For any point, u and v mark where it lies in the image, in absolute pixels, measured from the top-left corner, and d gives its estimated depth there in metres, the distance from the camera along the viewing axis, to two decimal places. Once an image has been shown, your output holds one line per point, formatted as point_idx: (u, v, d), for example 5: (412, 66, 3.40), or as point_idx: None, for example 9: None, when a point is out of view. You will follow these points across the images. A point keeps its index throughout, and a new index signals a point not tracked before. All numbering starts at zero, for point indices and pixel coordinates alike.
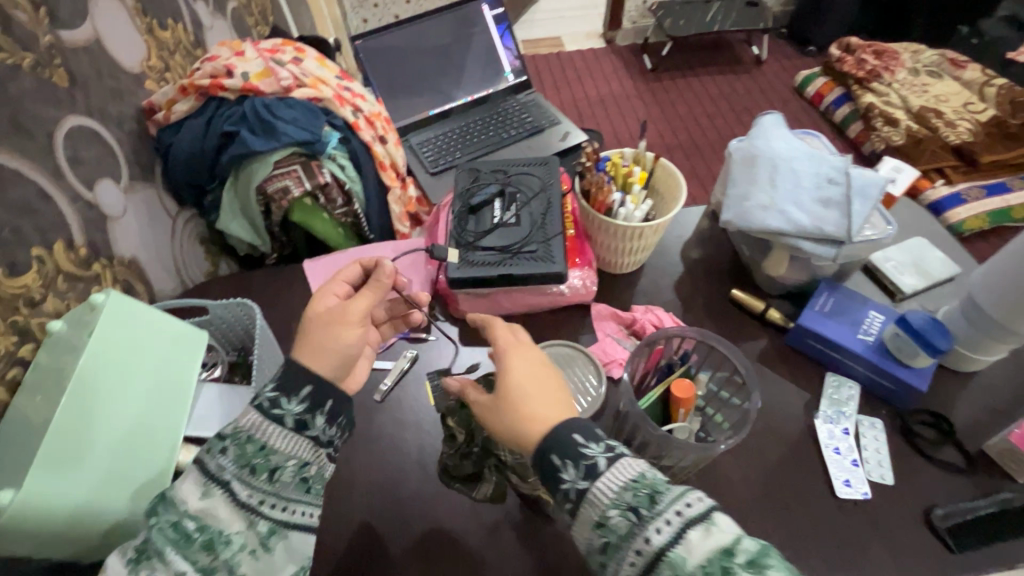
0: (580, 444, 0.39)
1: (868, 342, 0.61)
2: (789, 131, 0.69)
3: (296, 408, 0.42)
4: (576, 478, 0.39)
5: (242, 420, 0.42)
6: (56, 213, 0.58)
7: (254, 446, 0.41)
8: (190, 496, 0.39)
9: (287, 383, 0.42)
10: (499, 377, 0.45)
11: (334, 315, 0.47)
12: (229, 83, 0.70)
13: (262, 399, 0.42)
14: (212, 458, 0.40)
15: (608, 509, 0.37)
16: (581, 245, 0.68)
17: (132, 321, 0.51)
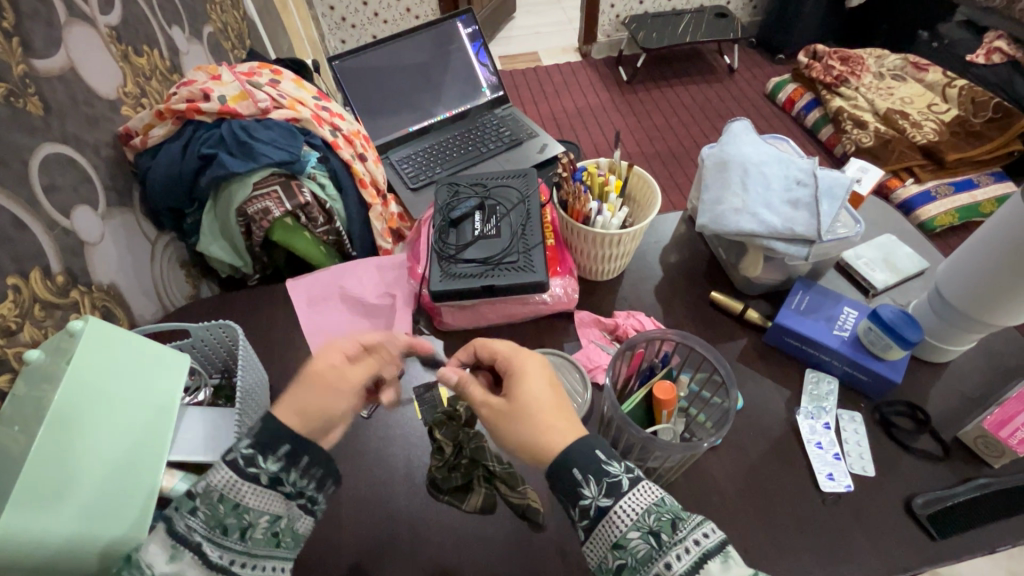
0: (603, 461, 0.40)
1: (844, 338, 0.62)
2: (758, 136, 0.71)
3: (271, 468, 0.41)
4: (598, 497, 0.39)
5: (215, 478, 0.41)
6: (32, 241, 0.58)
7: (228, 505, 0.40)
8: (156, 560, 0.39)
9: (265, 443, 0.41)
10: (518, 383, 0.45)
11: (335, 377, 0.45)
12: (205, 107, 0.70)
13: (237, 455, 0.41)
14: (181, 518, 0.40)
15: (630, 531, 0.38)
16: (562, 254, 0.69)
17: (112, 347, 0.50)
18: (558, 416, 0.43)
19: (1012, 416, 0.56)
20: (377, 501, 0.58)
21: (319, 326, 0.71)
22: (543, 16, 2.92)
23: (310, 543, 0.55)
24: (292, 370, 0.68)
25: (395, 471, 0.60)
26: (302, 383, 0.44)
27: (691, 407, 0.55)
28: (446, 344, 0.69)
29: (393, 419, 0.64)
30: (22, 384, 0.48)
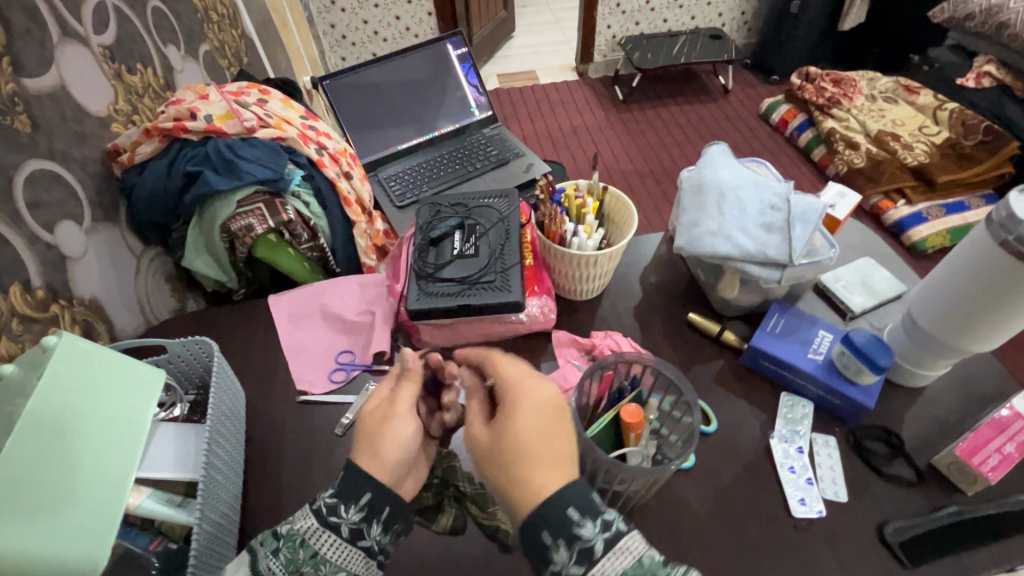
0: (574, 523, 0.39)
1: (818, 361, 0.62)
2: (735, 160, 0.72)
3: (352, 517, 0.45)
4: (569, 561, 0.39)
5: (300, 523, 0.46)
6: (14, 256, 0.59)
7: (307, 552, 0.45)
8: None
9: (346, 493, 0.45)
10: (507, 427, 0.43)
11: (383, 415, 0.48)
12: (191, 125, 0.71)
13: (321, 505, 0.45)
14: (267, 556, 0.45)
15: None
16: (539, 273, 0.70)
17: (86, 364, 0.51)
18: (544, 470, 0.41)
19: (984, 444, 0.56)
20: None
21: (298, 342, 0.72)
22: (542, 36, 2.98)
23: None
24: (269, 385, 0.68)
25: None
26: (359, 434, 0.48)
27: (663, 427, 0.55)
28: None
29: None
30: None
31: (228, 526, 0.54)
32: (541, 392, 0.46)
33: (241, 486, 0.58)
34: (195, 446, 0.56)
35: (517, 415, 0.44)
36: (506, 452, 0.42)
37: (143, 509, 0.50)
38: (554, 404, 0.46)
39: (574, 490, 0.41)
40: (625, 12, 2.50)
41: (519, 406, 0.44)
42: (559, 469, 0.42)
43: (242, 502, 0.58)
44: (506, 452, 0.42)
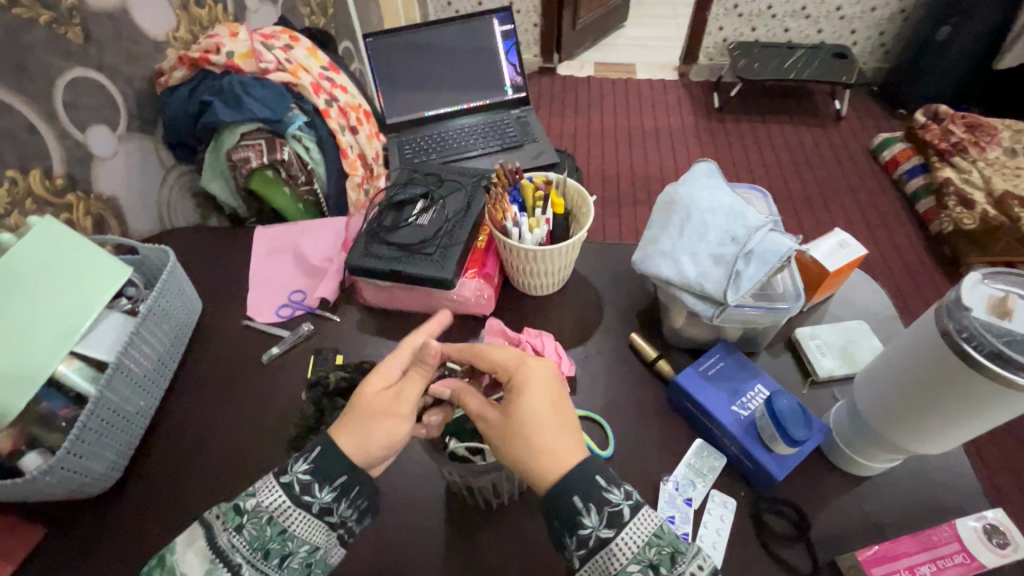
0: (603, 488, 0.42)
1: (740, 416, 0.57)
2: (722, 182, 0.66)
3: (324, 497, 0.45)
4: (598, 525, 0.41)
5: (266, 499, 0.44)
6: (41, 145, 0.69)
7: (274, 529, 0.44)
8: (193, 571, 0.42)
9: (323, 473, 0.45)
10: (522, 406, 0.45)
11: (385, 407, 0.47)
12: (214, 59, 0.78)
13: (293, 482, 0.45)
14: (229, 535, 0.43)
15: (630, 563, 0.40)
16: (486, 257, 0.70)
17: (57, 245, 0.59)
18: (557, 442, 0.44)
19: (896, 557, 0.48)
20: (241, 441, 0.62)
21: (264, 274, 0.77)
22: (653, 29, 2.84)
23: (170, 459, 0.61)
24: (226, 306, 0.75)
25: (266, 417, 0.63)
26: (356, 417, 0.47)
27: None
28: (363, 316, 0.72)
29: (288, 371, 0.67)
30: None
31: (135, 415, 0.60)
32: (542, 365, 0.48)
33: (161, 386, 0.65)
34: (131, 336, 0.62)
35: (529, 384, 0.46)
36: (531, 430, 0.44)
37: (69, 379, 0.56)
38: (557, 377, 0.48)
39: (596, 460, 0.44)
40: (742, 15, 2.32)
41: (532, 382, 0.46)
42: (571, 444, 0.44)
43: (160, 400, 0.65)
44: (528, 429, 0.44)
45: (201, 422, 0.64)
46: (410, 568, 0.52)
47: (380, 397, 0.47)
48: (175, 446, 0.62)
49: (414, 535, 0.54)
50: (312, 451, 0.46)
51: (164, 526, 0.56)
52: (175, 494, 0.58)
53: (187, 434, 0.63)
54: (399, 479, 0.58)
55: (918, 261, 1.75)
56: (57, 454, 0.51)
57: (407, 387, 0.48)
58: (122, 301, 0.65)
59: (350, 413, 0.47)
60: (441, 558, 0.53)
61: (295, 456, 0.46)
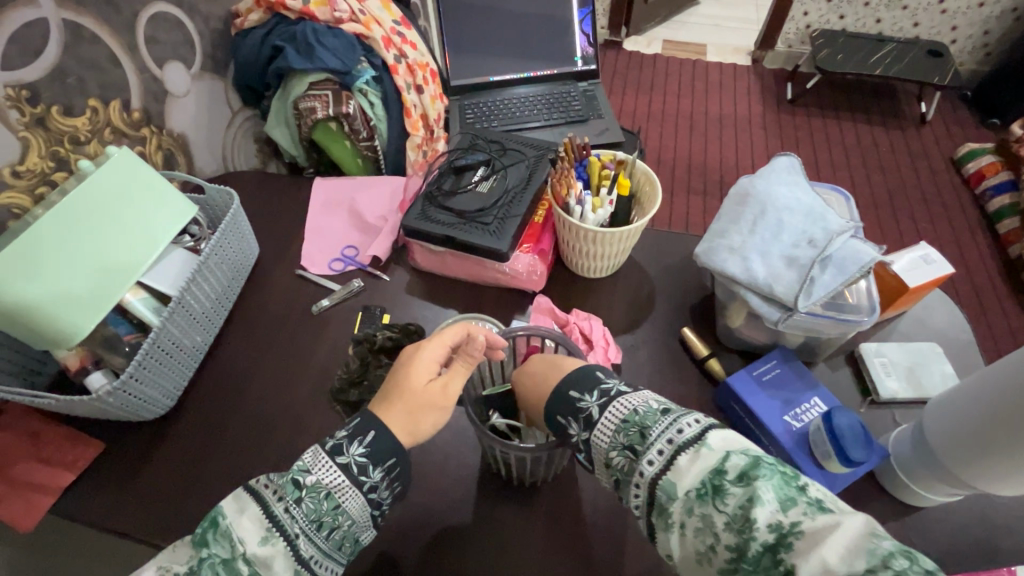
0: (574, 398, 0.44)
1: (791, 427, 0.54)
2: (806, 181, 0.61)
3: (375, 477, 0.44)
4: (579, 431, 0.44)
5: (324, 475, 0.43)
6: (121, 76, 0.70)
7: (331, 504, 0.42)
8: (249, 538, 0.40)
9: (378, 453, 0.44)
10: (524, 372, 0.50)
11: (432, 397, 0.46)
12: (290, 3, 0.77)
13: (351, 462, 0.43)
14: (285, 507, 0.41)
15: (610, 452, 0.41)
16: (542, 232, 0.68)
17: (137, 177, 0.62)
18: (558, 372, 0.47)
19: None
20: (286, 387, 0.64)
21: (319, 225, 0.78)
22: (729, 9, 2.68)
23: (218, 395, 0.63)
24: (281, 253, 0.76)
25: (311, 367, 0.65)
26: (405, 405, 0.46)
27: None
28: (412, 279, 0.72)
29: (335, 324, 0.68)
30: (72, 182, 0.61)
31: (192, 349, 0.63)
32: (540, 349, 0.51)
33: (218, 322, 0.67)
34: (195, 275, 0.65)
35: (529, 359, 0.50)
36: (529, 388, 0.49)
37: (134, 307, 0.60)
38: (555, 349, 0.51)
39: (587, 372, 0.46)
40: None
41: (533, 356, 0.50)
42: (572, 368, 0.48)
43: (216, 333, 0.67)
44: (529, 380, 0.49)
45: (250, 364, 0.66)
46: (438, 531, 0.53)
47: (427, 387, 0.47)
48: (226, 383, 0.64)
49: (445, 499, 0.55)
50: (368, 433, 0.44)
51: (209, 456, 0.58)
52: (222, 429, 0.60)
53: (237, 374, 0.65)
54: (434, 443, 0.59)
55: (989, 283, 1.64)
56: (122, 377, 0.54)
57: (454, 377, 0.47)
58: (185, 238, 0.68)
59: (393, 398, 0.46)
60: (467, 526, 0.54)
61: (349, 435, 0.45)
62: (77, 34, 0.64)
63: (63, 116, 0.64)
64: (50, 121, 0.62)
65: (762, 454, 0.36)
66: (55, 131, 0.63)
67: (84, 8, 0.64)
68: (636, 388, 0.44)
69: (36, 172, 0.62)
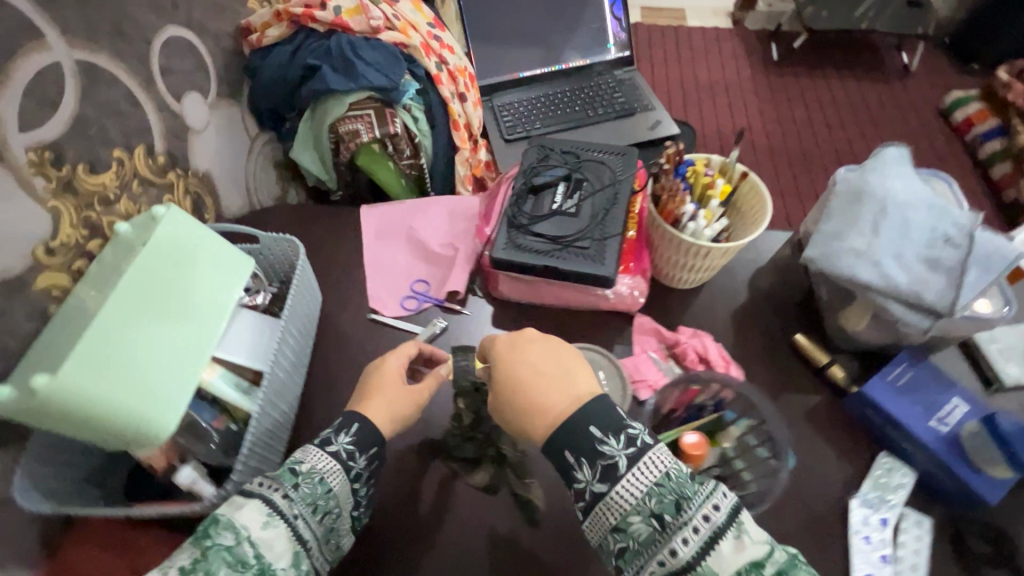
0: (597, 439, 0.41)
1: (940, 433, 0.53)
2: (913, 170, 0.59)
3: (359, 464, 0.48)
4: (591, 480, 0.41)
5: (319, 463, 0.46)
6: (142, 118, 0.61)
7: (324, 487, 0.45)
8: (252, 523, 0.41)
9: (363, 441, 0.49)
10: (513, 367, 0.46)
11: (403, 391, 0.53)
12: (320, 15, 0.69)
13: (341, 448, 0.48)
14: (281, 491, 0.44)
15: (630, 514, 0.39)
16: (639, 250, 0.64)
17: (185, 239, 0.54)
18: (557, 396, 0.44)
19: None
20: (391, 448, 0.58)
21: (379, 260, 0.71)
22: None
23: None
24: (344, 298, 0.69)
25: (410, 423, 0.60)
26: (382, 397, 0.52)
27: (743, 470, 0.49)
28: (494, 309, 0.67)
29: None
30: (110, 251, 0.54)
31: (280, 423, 0.57)
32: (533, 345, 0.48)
33: (298, 387, 0.61)
34: (267, 338, 0.58)
35: (524, 355, 0.47)
36: (502, 372, 0.47)
37: (215, 387, 0.53)
38: (568, 356, 0.48)
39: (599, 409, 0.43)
40: None
41: (528, 355, 0.47)
42: (575, 390, 0.45)
43: (298, 399, 0.61)
44: (505, 392, 0.46)
45: None
46: None
47: (400, 393, 0.53)
48: None
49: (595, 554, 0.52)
50: (353, 425, 0.49)
51: None
52: None
53: None
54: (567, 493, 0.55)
55: None
56: (237, 467, 0.49)
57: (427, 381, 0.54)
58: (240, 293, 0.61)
59: (371, 393, 0.52)
60: None
61: (331, 432, 0.49)
62: (93, 76, 0.54)
63: (88, 174, 0.55)
64: (78, 183, 0.53)
65: (796, 551, 0.37)
66: (84, 193, 0.54)
67: (96, 43, 0.55)
68: (660, 441, 0.42)
69: (70, 245, 0.53)
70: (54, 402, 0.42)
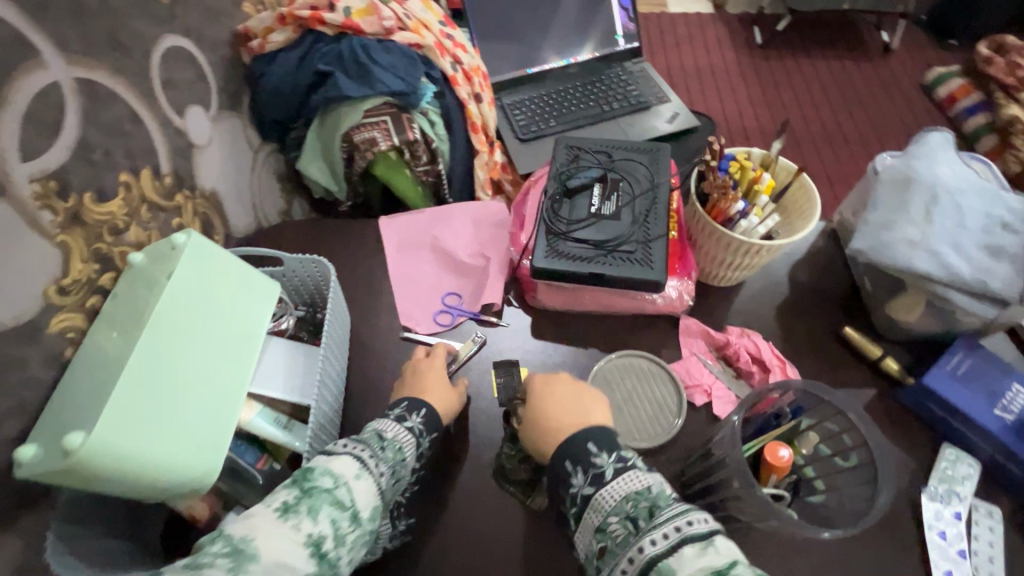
0: (591, 453, 0.44)
1: (1005, 421, 0.52)
2: (957, 154, 0.59)
3: (422, 445, 0.50)
4: (583, 485, 0.43)
5: (396, 432, 0.48)
6: (147, 137, 0.56)
7: (400, 454, 0.47)
8: (347, 473, 0.43)
9: (430, 423, 0.51)
10: (540, 398, 0.50)
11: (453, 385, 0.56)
12: (329, 17, 0.65)
13: (413, 423, 0.50)
14: (368, 450, 0.45)
15: (610, 517, 0.41)
16: (683, 251, 0.61)
17: (211, 267, 0.50)
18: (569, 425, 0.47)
19: None
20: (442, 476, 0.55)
21: (406, 274, 0.68)
22: None
23: None
24: (373, 317, 0.65)
25: (459, 446, 0.57)
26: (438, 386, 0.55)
27: (818, 478, 0.47)
28: (533, 319, 0.65)
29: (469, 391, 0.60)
30: (124, 283, 0.50)
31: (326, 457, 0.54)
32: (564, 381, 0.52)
33: (340, 415, 0.58)
34: (302, 369, 0.54)
35: (551, 387, 0.51)
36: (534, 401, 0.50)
37: (253, 425, 0.49)
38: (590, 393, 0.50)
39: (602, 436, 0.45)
40: None
41: (556, 387, 0.51)
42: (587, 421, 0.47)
43: (340, 430, 0.57)
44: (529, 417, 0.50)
45: None
46: None
47: (444, 394, 0.55)
48: None
49: None
50: (422, 408, 0.51)
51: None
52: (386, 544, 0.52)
53: None
54: None
55: None
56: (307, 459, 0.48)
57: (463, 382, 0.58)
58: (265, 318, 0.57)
59: (429, 381, 0.55)
60: None
61: (404, 410, 0.50)
62: (94, 95, 0.49)
63: (95, 203, 0.50)
64: (86, 214, 0.49)
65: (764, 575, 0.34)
66: (92, 224, 0.49)
67: (96, 59, 0.50)
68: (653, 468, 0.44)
69: (82, 282, 0.48)
70: (94, 462, 0.38)
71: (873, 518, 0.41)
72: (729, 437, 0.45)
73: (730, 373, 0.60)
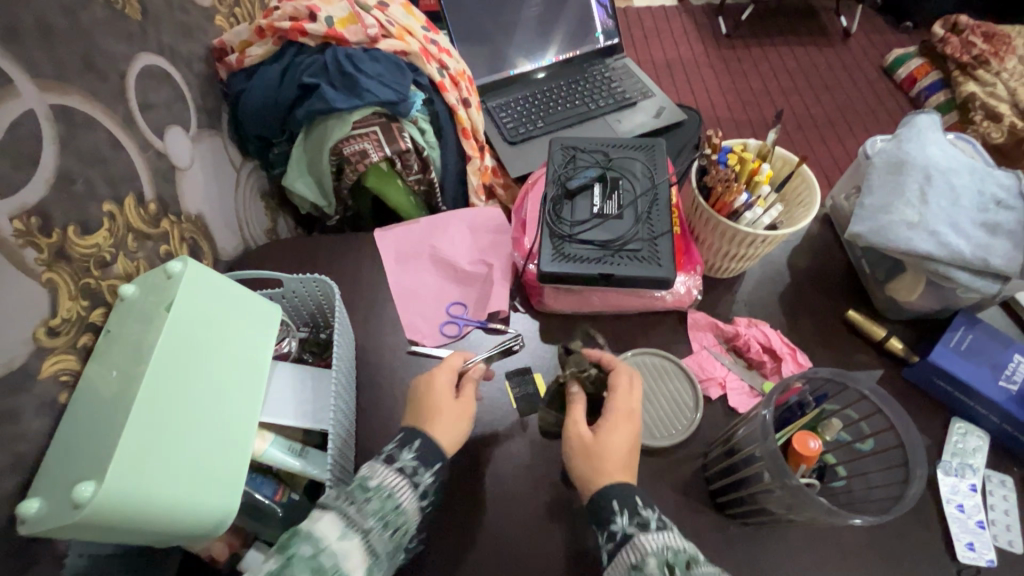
0: (638, 505, 0.42)
1: (1010, 392, 0.54)
2: (945, 136, 0.60)
3: (425, 479, 0.45)
4: (625, 524, 0.42)
5: (386, 476, 0.44)
6: (127, 163, 0.53)
7: (393, 503, 0.43)
8: (329, 534, 0.40)
9: (427, 455, 0.46)
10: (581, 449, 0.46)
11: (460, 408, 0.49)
12: (311, 28, 0.63)
13: (404, 463, 0.45)
14: (351, 504, 0.42)
15: (648, 560, 0.40)
16: (687, 244, 0.62)
17: (212, 293, 0.47)
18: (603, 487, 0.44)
19: None
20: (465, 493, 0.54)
21: (408, 287, 0.66)
22: None
23: None
24: (377, 334, 0.64)
25: (480, 460, 0.55)
26: (441, 412, 0.49)
27: (840, 464, 0.49)
28: (540, 324, 0.64)
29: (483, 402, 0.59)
30: (117, 318, 0.47)
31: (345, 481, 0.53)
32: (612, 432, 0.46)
33: (354, 437, 0.56)
34: (313, 394, 0.52)
35: (597, 442, 0.46)
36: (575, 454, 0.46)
37: (267, 456, 0.48)
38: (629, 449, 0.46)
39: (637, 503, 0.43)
40: None
41: (603, 443, 0.46)
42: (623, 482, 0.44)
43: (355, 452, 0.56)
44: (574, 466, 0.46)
45: None
46: None
47: (450, 409, 0.49)
48: None
49: None
50: (416, 439, 0.46)
51: None
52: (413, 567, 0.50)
53: None
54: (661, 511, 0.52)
55: None
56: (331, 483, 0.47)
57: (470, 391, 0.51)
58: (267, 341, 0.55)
59: (423, 411, 0.49)
60: None
61: (396, 445, 0.46)
62: (70, 122, 0.47)
63: (79, 237, 0.47)
64: (70, 249, 0.46)
65: None
66: (77, 259, 0.46)
67: (70, 84, 0.47)
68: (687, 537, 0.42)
69: (71, 320, 0.45)
70: (108, 511, 0.36)
71: (903, 506, 0.42)
72: (761, 429, 0.45)
73: (742, 364, 0.60)
